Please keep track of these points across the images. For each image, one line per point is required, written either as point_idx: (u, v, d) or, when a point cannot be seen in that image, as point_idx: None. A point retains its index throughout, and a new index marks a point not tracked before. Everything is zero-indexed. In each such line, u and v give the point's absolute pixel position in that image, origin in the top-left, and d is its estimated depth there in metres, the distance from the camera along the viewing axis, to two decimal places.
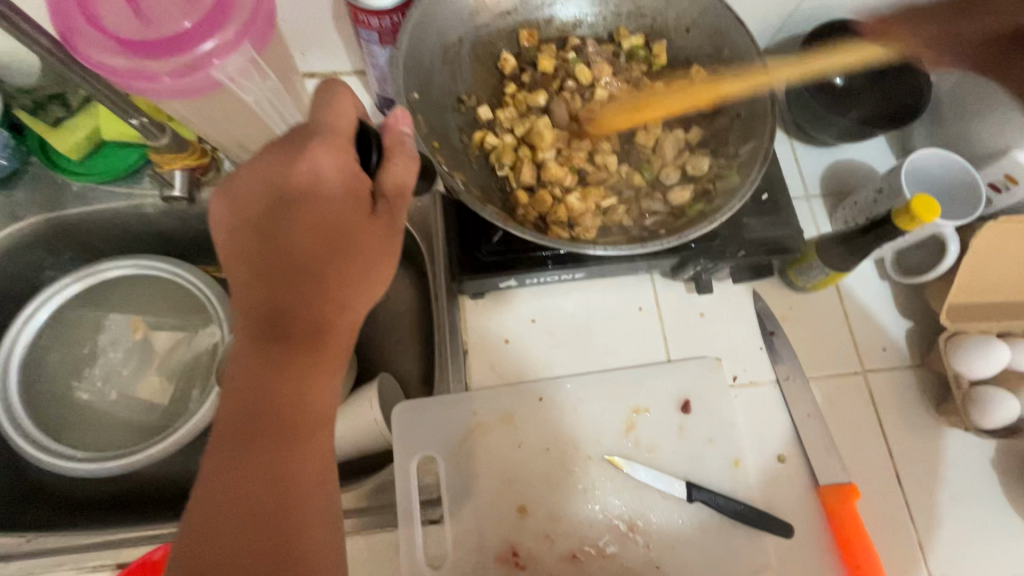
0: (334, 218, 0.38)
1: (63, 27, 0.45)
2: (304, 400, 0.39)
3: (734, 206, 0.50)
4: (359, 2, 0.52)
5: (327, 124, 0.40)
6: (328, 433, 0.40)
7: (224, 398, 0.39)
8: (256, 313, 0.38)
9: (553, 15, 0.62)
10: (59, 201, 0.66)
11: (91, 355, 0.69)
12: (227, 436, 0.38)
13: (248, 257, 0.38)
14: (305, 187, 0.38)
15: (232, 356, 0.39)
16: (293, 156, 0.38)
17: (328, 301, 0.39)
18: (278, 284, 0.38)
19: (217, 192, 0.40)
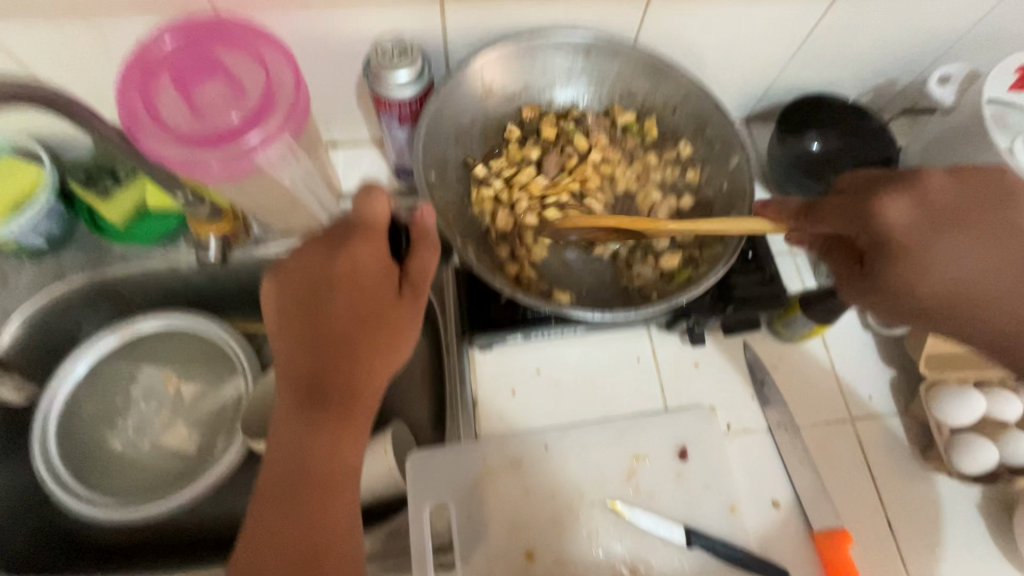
0: (367, 299, 0.45)
1: (128, 120, 0.52)
2: (337, 460, 0.44)
3: (717, 275, 0.57)
4: (384, 93, 0.60)
5: (365, 220, 0.48)
6: (356, 488, 0.45)
7: (266, 459, 0.44)
8: (298, 380, 0.44)
9: (554, 97, 0.70)
10: (103, 262, 0.73)
11: (124, 406, 0.74)
12: (269, 493, 0.43)
13: (294, 333, 0.45)
14: (345, 273, 0.45)
15: (275, 419, 0.44)
16: (335, 249, 0.46)
17: (359, 370, 0.45)
18: (319, 356, 0.44)
19: (269, 277, 0.48)
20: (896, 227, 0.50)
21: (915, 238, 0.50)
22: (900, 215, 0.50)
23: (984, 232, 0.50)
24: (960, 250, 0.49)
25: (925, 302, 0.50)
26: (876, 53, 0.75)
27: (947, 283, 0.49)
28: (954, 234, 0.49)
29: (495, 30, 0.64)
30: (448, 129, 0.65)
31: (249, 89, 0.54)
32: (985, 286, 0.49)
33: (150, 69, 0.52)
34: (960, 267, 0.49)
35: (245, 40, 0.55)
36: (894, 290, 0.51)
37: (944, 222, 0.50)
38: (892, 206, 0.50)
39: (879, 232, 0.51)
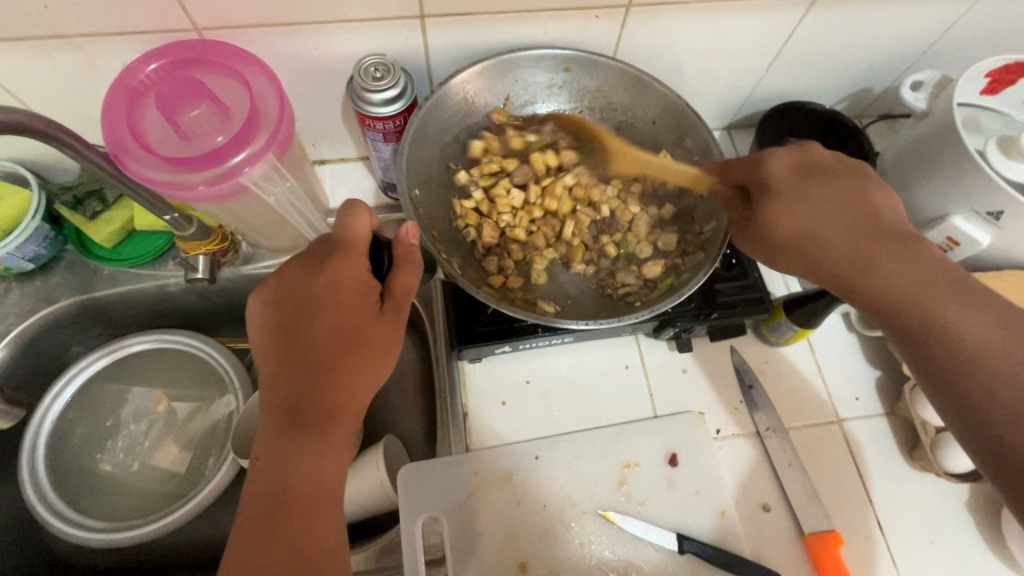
0: (349, 317, 0.46)
1: (114, 147, 0.52)
2: (319, 478, 0.44)
3: (699, 281, 0.57)
4: (367, 110, 0.61)
5: (347, 239, 0.48)
6: (339, 507, 0.45)
7: (248, 482, 0.44)
8: (282, 401, 0.45)
9: (536, 111, 0.73)
10: (91, 284, 0.72)
11: (115, 428, 0.73)
12: (251, 514, 0.43)
13: (277, 352, 0.46)
14: (325, 293, 0.46)
15: (257, 442, 0.44)
16: (316, 268, 0.47)
17: (342, 389, 0.45)
18: (301, 374, 0.45)
19: (253, 299, 0.48)
20: (772, 173, 0.54)
21: (783, 186, 0.53)
22: (782, 164, 0.55)
23: (842, 196, 0.52)
24: (814, 202, 0.52)
25: (783, 238, 0.53)
26: (850, 61, 0.76)
27: (802, 227, 0.52)
28: (817, 187, 0.53)
29: (476, 48, 0.66)
30: (431, 143, 0.66)
31: (233, 110, 0.55)
32: (841, 234, 0.51)
33: (135, 96, 0.54)
34: (808, 216, 0.52)
35: (228, 63, 0.56)
36: (761, 227, 0.54)
37: (811, 180, 0.53)
38: (775, 158, 0.55)
39: (764, 177, 0.55)
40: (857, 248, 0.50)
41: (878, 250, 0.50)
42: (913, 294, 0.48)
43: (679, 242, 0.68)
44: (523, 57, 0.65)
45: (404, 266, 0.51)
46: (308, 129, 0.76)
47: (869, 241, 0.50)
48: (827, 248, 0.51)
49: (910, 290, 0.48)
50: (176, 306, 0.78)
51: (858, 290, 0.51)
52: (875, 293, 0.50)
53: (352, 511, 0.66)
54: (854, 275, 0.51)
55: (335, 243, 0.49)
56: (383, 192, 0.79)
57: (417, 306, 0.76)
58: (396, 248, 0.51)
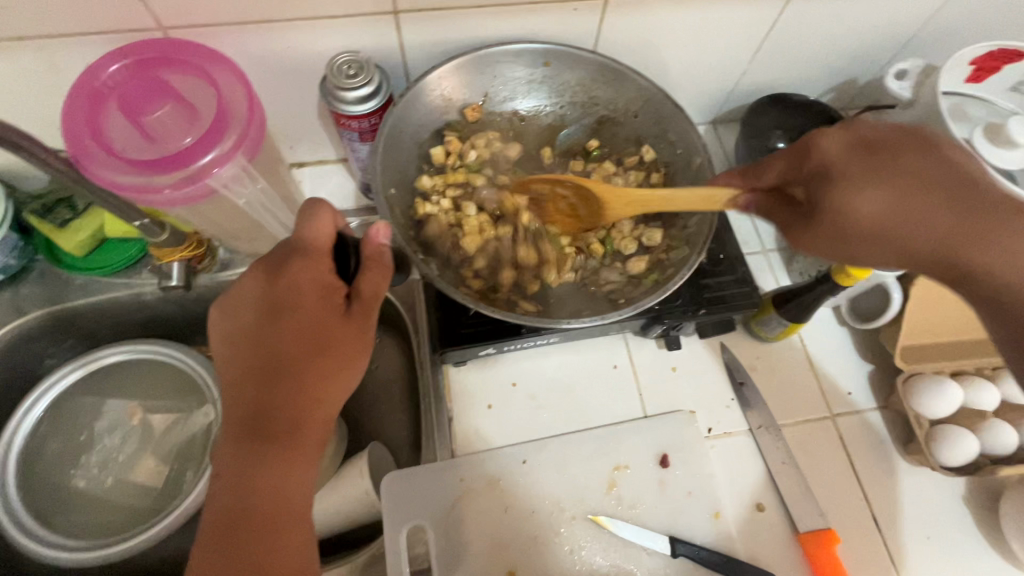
0: (312, 322, 0.45)
1: (75, 150, 0.50)
2: (284, 492, 0.43)
3: (682, 278, 0.56)
4: (343, 110, 0.59)
5: (309, 240, 0.47)
6: (306, 520, 0.44)
7: (209, 497, 0.42)
8: (242, 411, 0.43)
9: (516, 108, 0.71)
10: (63, 293, 0.70)
11: (89, 442, 0.71)
12: (212, 531, 0.41)
13: (238, 361, 0.45)
14: (285, 298, 0.45)
15: (217, 454, 0.43)
16: (276, 274, 0.45)
17: (307, 395, 0.44)
18: (263, 385, 0.44)
19: (213, 309, 0.47)
20: (830, 159, 0.46)
21: (850, 170, 0.45)
22: (836, 145, 0.46)
23: (918, 169, 0.45)
24: (891, 182, 0.44)
25: (864, 232, 0.45)
26: (834, 51, 0.75)
27: (880, 216, 0.44)
28: (890, 167, 0.44)
29: (453, 44, 0.65)
30: (407, 142, 0.65)
31: (201, 110, 0.53)
32: (923, 217, 0.44)
33: (97, 97, 0.52)
34: (886, 199, 0.44)
35: (195, 62, 0.54)
36: (833, 220, 0.46)
37: (875, 157, 0.45)
38: (829, 139, 0.47)
39: (822, 161, 0.46)
40: (945, 227, 0.44)
41: (965, 224, 0.44)
42: (1006, 264, 0.44)
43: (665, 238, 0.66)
44: (500, 52, 0.64)
45: (371, 265, 0.49)
46: (285, 131, 0.74)
47: (955, 216, 0.44)
48: (916, 235, 0.44)
49: (1007, 258, 0.44)
50: (152, 314, 0.76)
51: (954, 270, 0.45)
52: (973, 269, 0.44)
53: (336, 522, 0.64)
54: (950, 254, 0.44)
55: (295, 245, 0.47)
56: (363, 194, 0.77)
57: (400, 309, 0.75)
58: (364, 247, 0.50)
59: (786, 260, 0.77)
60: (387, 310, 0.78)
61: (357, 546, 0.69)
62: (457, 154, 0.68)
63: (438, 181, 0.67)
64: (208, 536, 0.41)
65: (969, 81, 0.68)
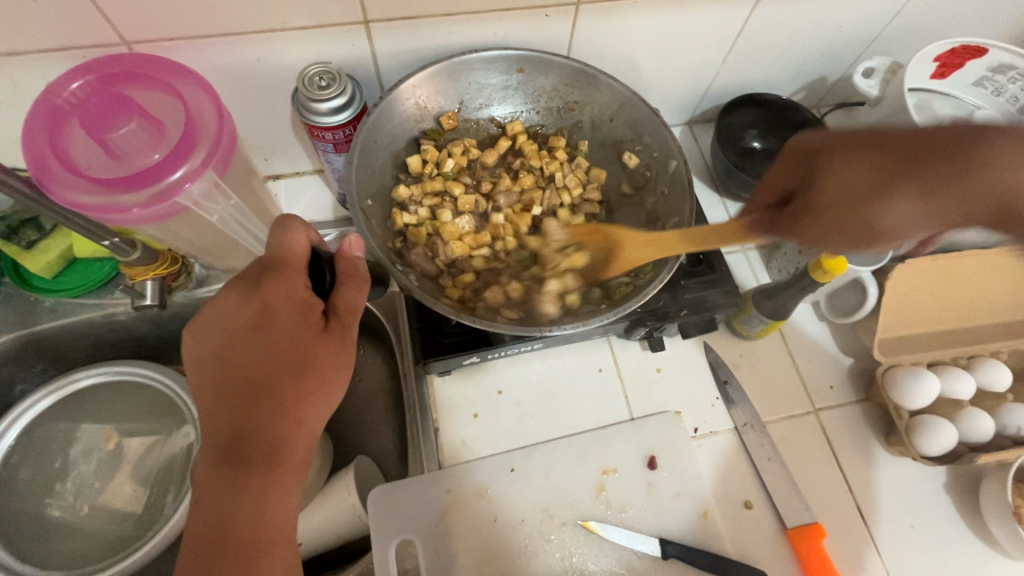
0: (288, 341, 0.45)
1: (37, 170, 0.48)
2: (264, 516, 0.42)
3: (661, 280, 0.56)
4: (315, 121, 0.58)
5: (282, 256, 0.47)
6: (289, 545, 0.43)
7: (188, 526, 0.42)
8: (219, 436, 0.43)
9: (492, 114, 0.72)
10: (32, 316, 0.68)
11: (63, 469, 0.69)
12: (190, 560, 0.40)
13: (213, 385, 0.44)
14: (260, 318, 0.45)
15: (196, 481, 0.43)
16: (248, 294, 0.45)
17: (284, 416, 0.44)
18: (240, 407, 0.43)
19: (188, 332, 0.47)
20: (810, 173, 0.45)
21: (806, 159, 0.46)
22: (813, 139, 0.46)
23: (887, 145, 0.42)
24: (863, 175, 0.42)
25: (867, 220, 0.43)
26: (803, 52, 0.77)
27: (869, 209, 0.42)
28: (847, 152, 0.43)
29: (425, 52, 0.64)
30: (381, 151, 0.64)
31: (168, 125, 0.51)
32: (911, 194, 0.41)
33: (59, 115, 0.50)
34: (872, 181, 0.42)
35: (160, 78, 0.53)
36: (838, 220, 0.44)
37: (830, 156, 0.44)
38: (810, 133, 0.46)
39: (807, 172, 0.45)
40: (929, 198, 0.41)
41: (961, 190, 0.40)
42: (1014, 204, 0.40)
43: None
44: (474, 59, 0.63)
45: (347, 279, 0.49)
46: (259, 145, 0.73)
47: (942, 174, 0.41)
48: (915, 211, 0.42)
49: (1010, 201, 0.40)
50: (127, 334, 0.74)
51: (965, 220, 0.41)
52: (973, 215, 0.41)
53: (323, 539, 0.63)
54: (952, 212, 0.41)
55: (269, 262, 0.47)
56: (342, 204, 0.76)
57: (382, 320, 0.74)
58: (339, 261, 0.50)
59: (766, 258, 0.78)
60: (370, 321, 0.77)
61: (347, 562, 0.68)
62: (436, 162, 0.68)
63: (416, 188, 0.67)
64: (185, 567, 0.40)
65: (935, 76, 0.71)
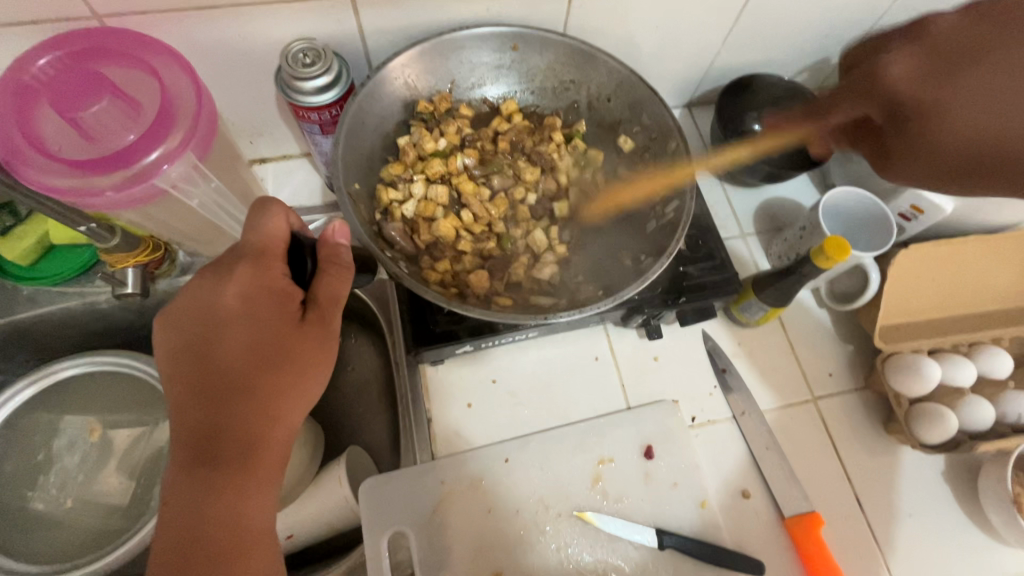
0: (264, 333, 0.43)
1: (6, 153, 0.46)
2: (239, 518, 0.40)
3: (660, 265, 0.54)
4: (299, 101, 0.56)
5: (260, 243, 0.45)
6: (265, 548, 0.41)
7: (157, 529, 0.40)
8: (190, 434, 0.41)
9: (484, 94, 0.69)
10: (10, 306, 0.66)
11: (46, 462, 0.67)
12: (159, 566, 0.38)
13: (184, 380, 0.42)
14: (235, 308, 0.43)
15: (164, 482, 0.40)
16: (221, 283, 0.44)
17: (261, 411, 0.42)
18: (211, 403, 0.41)
19: (159, 322, 0.45)
20: (909, 80, 0.46)
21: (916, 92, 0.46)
22: (907, 67, 0.46)
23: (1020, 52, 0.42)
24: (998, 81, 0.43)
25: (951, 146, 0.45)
26: (807, 31, 0.74)
27: (972, 123, 0.44)
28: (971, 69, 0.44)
29: (415, 29, 0.62)
30: (370, 132, 0.62)
31: (143, 105, 0.49)
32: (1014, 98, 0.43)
33: (27, 93, 0.47)
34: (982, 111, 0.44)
35: (136, 53, 0.50)
36: (921, 138, 0.46)
37: (961, 57, 0.45)
38: (896, 65, 0.47)
39: (887, 91, 0.48)
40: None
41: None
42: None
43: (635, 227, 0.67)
44: (465, 36, 0.61)
45: (329, 268, 0.47)
46: (244, 126, 0.70)
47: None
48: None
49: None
50: (111, 324, 0.72)
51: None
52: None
53: (314, 531, 0.61)
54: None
55: (246, 249, 0.45)
56: (330, 189, 0.74)
57: (375, 308, 0.72)
58: (321, 248, 0.47)
59: (766, 244, 0.77)
60: (361, 310, 0.75)
61: (339, 554, 0.67)
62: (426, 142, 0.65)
63: (404, 168, 0.64)
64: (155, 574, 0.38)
65: None
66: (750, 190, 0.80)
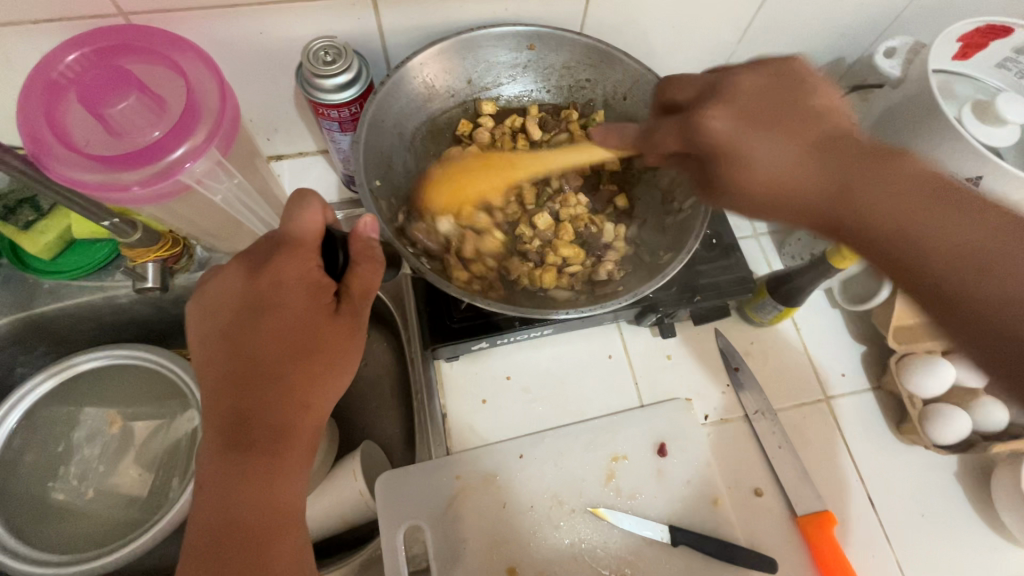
0: (297, 324, 0.44)
1: (33, 146, 0.46)
2: (272, 504, 0.42)
3: (680, 262, 0.55)
4: (319, 99, 0.56)
5: (296, 234, 0.45)
6: (295, 534, 0.42)
7: (193, 510, 0.41)
8: (225, 419, 0.42)
9: (501, 93, 0.70)
10: (31, 298, 0.67)
11: (67, 453, 0.68)
12: (196, 547, 0.40)
13: (218, 367, 0.43)
14: (268, 296, 0.44)
15: (199, 467, 0.42)
16: (257, 272, 0.44)
17: (293, 401, 0.43)
18: (245, 390, 0.42)
19: (193, 310, 0.46)
20: (791, 168, 0.45)
21: (730, 131, 0.46)
22: (721, 119, 0.47)
23: (794, 122, 0.46)
24: (764, 137, 0.46)
25: (759, 189, 0.46)
26: (822, 33, 0.74)
27: (770, 174, 0.46)
28: (770, 131, 0.46)
29: (434, 28, 0.62)
30: (389, 131, 0.62)
31: (168, 101, 0.49)
32: (913, 214, 0.42)
33: (55, 89, 0.48)
34: (887, 199, 0.42)
35: (161, 51, 0.50)
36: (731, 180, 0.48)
37: (754, 118, 0.46)
38: (715, 117, 0.47)
39: (710, 142, 0.47)
40: (916, 206, 0.42)
41: (931, 206, 0.42)
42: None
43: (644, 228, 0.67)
44: (483, 35, 0.61)
45: (362, 261, 0.47)
46: (262, 123, 0.71)
47: (859, 172, 0.43)
48: (871, 199, 0.43)
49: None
50: (130, 317, 0.73)
51: (922, 273, 0.42)
52: (965, 316, 0.40)
53: (330, 524, 0.62)
54: (966, 296, 0.40)
55: (280, 239, 0.46)
56: (346, 186, 0.75)
57: (388, 303, 0.73)
58: (353, 242, 0.48)
59: (778, 244, 0.77)
60: (375, 306, 0.76)
61: (353, 547, 0.68)
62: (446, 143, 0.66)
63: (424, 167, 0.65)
64: (193, 556, 0.39)
65: (957, 57, 0.68)
66: None
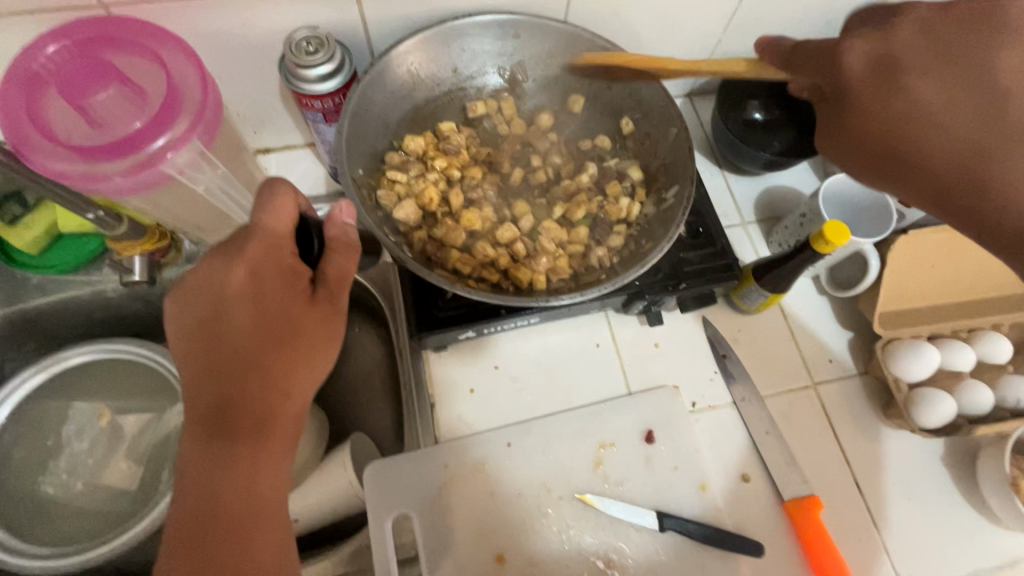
0: (275, 310, 0.44)
1: (16, 140, 0.46)
2: (255, 490, 0.42)
3: (662, 248, 0.55)
4: (302, 89, 0.57)
5: (268, 226, 0.46)
6: (280, 519, 0.43)
7: (175, 500, 0.41)
8: (206, 407, 0.42)
9: (486, 83, 0.70)
10: (19, 294, 0.67)
11: (57, 448, 0.68)
12: (181, 536, 0.40)
13: (198, 355, 0.44)
14: (246, 287, 0.44)
15: (180, 456, 0.42)
16: (230, 260, 0.44)
17: (274, 387, 0.43)
18: (225, 377, 0.43)
19: (170, 300, 0.46)
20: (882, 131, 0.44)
21: (864, 86, 0.44)
22: (863, 57, 0.45)
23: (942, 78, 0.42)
24: (952, 120, 0.42)
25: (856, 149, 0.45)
26: (807, 21, 0.75)
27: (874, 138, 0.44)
28: (864, 98, 0.44)
29: (417, 17, 0.62)
30: (373, 118, 0.62)
31: (149, 92, 0.49)
32: None
33: (35, 82, 0.48)
34: None
35: (142, 41, 0.50)
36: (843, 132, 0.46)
37: (908, 66, 0.43)
38: (853, 52, 0.45)
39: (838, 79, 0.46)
40: None
41: None
42: None
43: (643, 214, 0.66)
44: (467, 24, 0.62)
45: (338, 247, 0.48)
46: (249, 116, 0.71)
47: (924, 133, 0.42)
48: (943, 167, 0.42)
49: None
50: (119, 313, 0.73)
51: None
52: None
53: (319, 516, 0.62)
54: None
55: (253, 230, 0.46)
56: (333, 178, 0.75)
57: (376, 296, 0.73)
58: (327, 227, 0.49)
59: (766, 233, 0.77)
60: (363, 299, 0.76)
61: (343, 539, 0.68)
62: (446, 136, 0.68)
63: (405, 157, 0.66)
64: (178, 544, 0.40)
65: None
66: (751, 179, 0.80)
